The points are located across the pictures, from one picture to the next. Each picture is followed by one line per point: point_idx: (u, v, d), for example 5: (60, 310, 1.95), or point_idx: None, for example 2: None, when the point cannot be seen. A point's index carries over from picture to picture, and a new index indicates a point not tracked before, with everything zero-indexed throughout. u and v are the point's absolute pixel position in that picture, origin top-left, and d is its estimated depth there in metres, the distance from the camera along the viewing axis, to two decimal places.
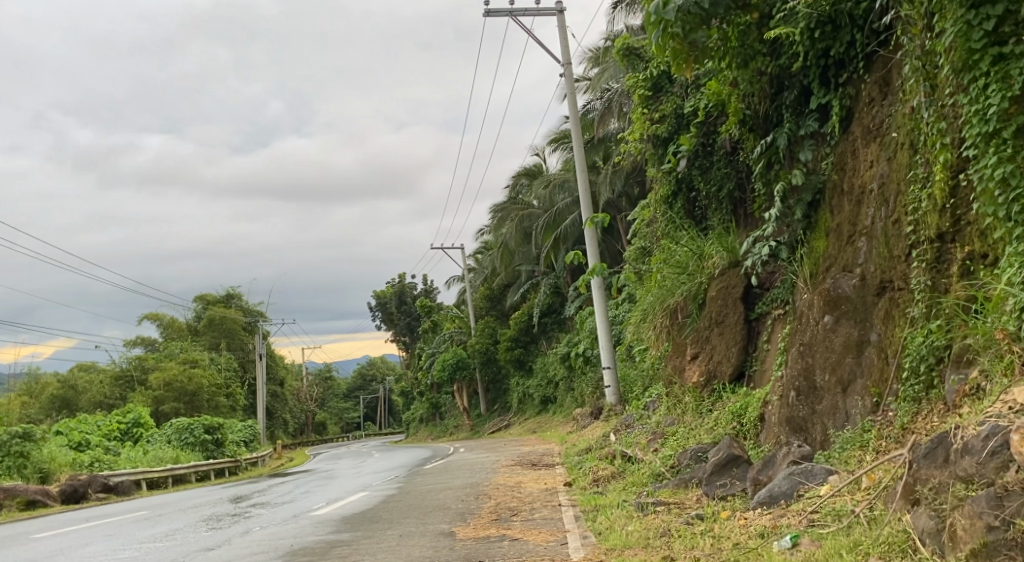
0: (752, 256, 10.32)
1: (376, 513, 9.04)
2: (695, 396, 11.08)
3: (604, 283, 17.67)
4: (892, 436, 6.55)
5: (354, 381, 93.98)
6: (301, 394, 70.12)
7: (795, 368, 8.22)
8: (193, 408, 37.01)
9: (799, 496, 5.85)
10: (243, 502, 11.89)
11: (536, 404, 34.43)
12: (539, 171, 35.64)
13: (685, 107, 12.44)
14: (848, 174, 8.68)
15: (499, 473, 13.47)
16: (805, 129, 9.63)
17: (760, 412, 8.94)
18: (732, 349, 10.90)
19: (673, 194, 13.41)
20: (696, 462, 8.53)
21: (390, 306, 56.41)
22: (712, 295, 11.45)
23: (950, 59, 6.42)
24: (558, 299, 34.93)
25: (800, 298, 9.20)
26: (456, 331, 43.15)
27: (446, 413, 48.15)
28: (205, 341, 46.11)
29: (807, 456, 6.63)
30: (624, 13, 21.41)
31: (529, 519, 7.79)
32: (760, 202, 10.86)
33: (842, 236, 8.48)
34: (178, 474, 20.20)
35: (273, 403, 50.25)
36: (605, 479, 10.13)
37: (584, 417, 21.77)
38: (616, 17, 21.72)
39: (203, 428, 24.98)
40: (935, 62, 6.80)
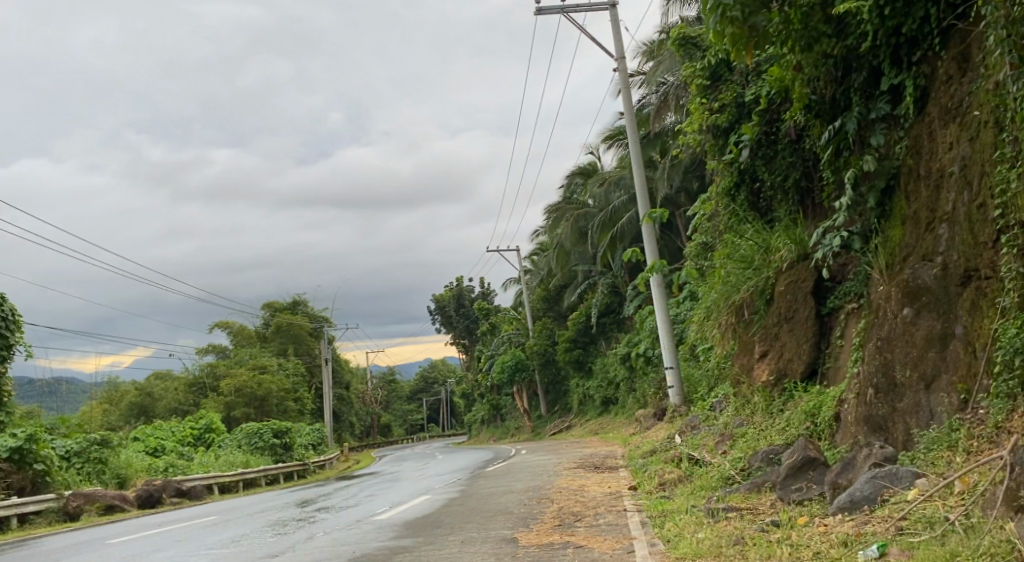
0: (822, 247, 9.85)
1: (438, 517, 8.91)
2: (764, 396, 10.65)
3: (664, 280, 17.27)
4: (984, 435, 6.12)
5: (417, 383, 94.88)
6: (365, 398, 71.10)
7: (873, 364, 7.73)
8: (263, 413, 37.94)
9: (883, 501, 5.47)
10: (310, 507, 11.93)
11: (596, 405, 34.08)
12: (594, 169, 35.20)
13: (746, 95, 12.02)
14: (925, 158, 8.16)
15: (562, 475, 13.23)
16: (876, 112, 9.16)
17: (835, 411, 8.50)
18: (803, 345, 10.47)
19: (734, 185, 12.92)
20: (769, 464, 8.14)
21: (449, 310, 56.65)
22: (780, 290, 10.98)
23: None
24: (617, 299, 34.49)
25: (875, 290, 8.70)
26: (515, 333, 43.08)
27: (507, 415, 48.16)
28: (273, 347, 47.08)
29: (890, 457, 6.19)
30: (679, 5, 21.00)
31: (593, 524, 7.53)
32: (829, 190, 10.41)
33: (920, 223, 7.99)
34: (249, 478, 20.55)
35: (339, 406, 50.99)
36: (671, 482, 9.79)
37: (647, 418, 21.37)
38: (670, 9, 21.32)
39: (272, 433, 25.40)
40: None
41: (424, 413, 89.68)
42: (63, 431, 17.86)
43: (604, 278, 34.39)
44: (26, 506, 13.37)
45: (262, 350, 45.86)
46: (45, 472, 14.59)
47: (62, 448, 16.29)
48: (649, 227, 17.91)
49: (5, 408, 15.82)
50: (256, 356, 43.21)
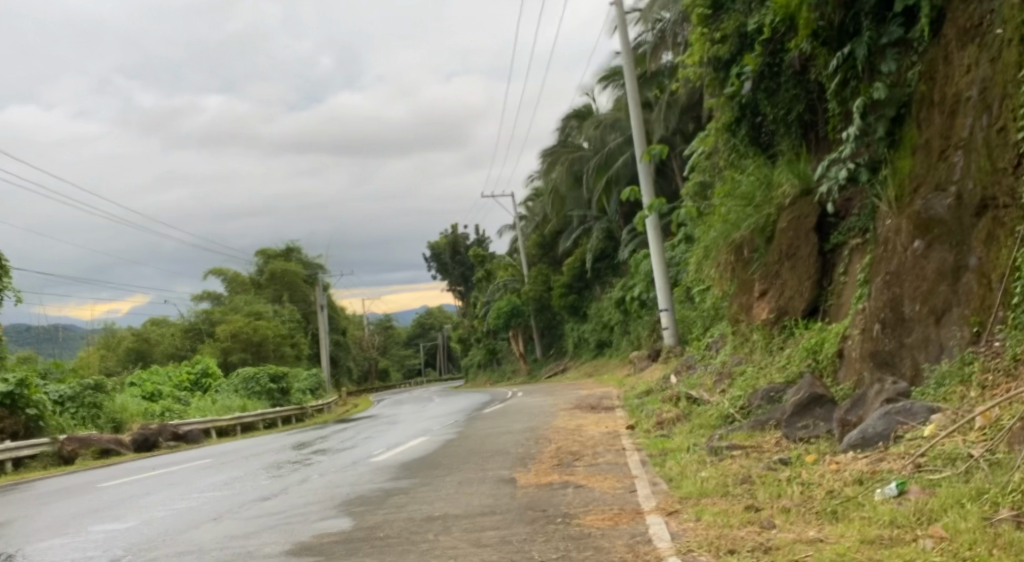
0: (828, 181, 9.45)
1: (434, 458, 8.72)
2: (764, 334, 10.42)
3: (660, 222, 16.88)
4: (1000, 369, 5.85)
5: (413, 329, 95.22)
6: (363, 343, 71.33)
7: (881, 299, 7.47)
8: (259, 358, 37.82)
9: (898, 437, 5.23)
10: (304, 449, 11.77)
11: (591, 348, 34.08)
12: (590, 111, 34.42)
13: (749, 25, 11.43)
14: (939, 83, 7.74)
15: (559, 416, 13.10)
16: (888, 37, 8.67)
17: (838, 347, 8.23)
18: (806, 283, 10.17)
19: (736, 120, 12.52)
20: (770, 403, 7.94)
21: (443, 257, 56.37)
22: (782, 227, 10.62)
23: None
24: (612, 243, 34.15)
25: (882, 224, 8.37)
26: (509, 279, 42.87)
27: (502, 360, 48.30)
28: (268, 294, 46.75)
29: (903, 393, 5.91)
30: None
31: (593, 464, 7.33)
32: (835, 121, 10.01)
33: (932, 152, 7.61)
34: (246, 422, 20.50)
35: (336, 352, 50.99)
36: (670, 422, 9.61)
37: (641, 360, 21.26)
38: None
39: (268, 378, 25.25)
40: None
41: (420, 359, 90.12)
42: (58, 376, 17.65)
43: (599, 222, 33.99)
44: (20, 450, 13.21)
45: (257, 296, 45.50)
46: (39, 417, 14.40)
47: (54, 393, 16.22)
48: (646, 168, 17.42)
49: None
50: (251, 302, 42.82)
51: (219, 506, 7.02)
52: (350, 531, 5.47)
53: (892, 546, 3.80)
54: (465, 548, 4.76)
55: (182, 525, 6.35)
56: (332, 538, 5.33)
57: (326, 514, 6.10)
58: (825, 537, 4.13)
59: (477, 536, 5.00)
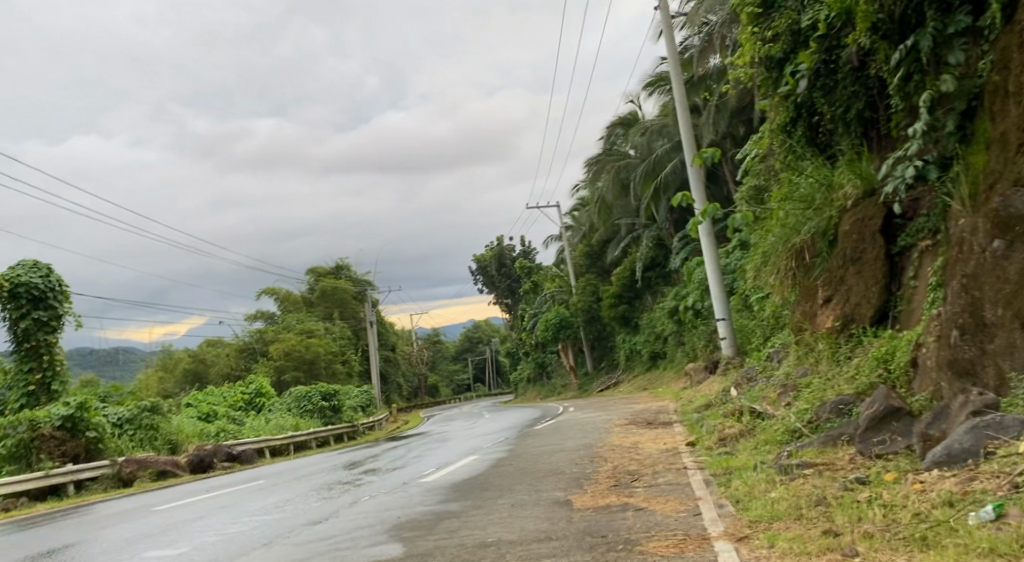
0: (893, 180, 8.94)
1: (486, 478, 8.48)
2: (830, 343, 9.98)
3: (713, 228, 16.42)
4: None
5: (462, 343, 95.42)
6: (412, 358, 71.70)
7: (957, 304, 6.92)
8: (311, 376, 38.13)
9: (988, 454, 4.80)
10: (356, 469, 11.65)
11: (644, 360, 33.48)
12: (636, 119, 34.03)
13: (802, 22, 11.02)
14: (1015, 72, 7.21)
15: (614, 432, 12.75)
16: (955, 27, 8.17)
17: (912, 356, 7.74)
18: (873, 288, 9.68)
19: (790, 121, 12.04)
20: (839, 416, 7.53)
21: (490, 270, 56.35)
22: (844, 230, 10.10)
23: None
24: (663, 252, 33.61)
25: (955, 224, 7.84)
26: (558, 291, 42.54)
27: (553, 373, 47.88)
28: (320, 312, 47.35)
29: (990, 405, 5.46)
30: None
31: (653, 484, 6.99)
32: (898, 118, 9.52)
33: (1008, 146, 7.06)
34: (299, 440, 20.56)
35: (387, 368, 51.25)
36: (732, 438, 9.19)
37: (697, 372, 20.72)
38: None
39: (320, 396, 25.38)
40: None
41: (470, 372, 90.16)
42: (117, 398, 17.94)
43: (649, 231, 33.51)
44: (81, 473, 13.40)
45: (309, 315, 46.04)
46: (98, 440, 14.61)
47: (114, 415, 16.44)
48: (696, 173, 16.97)
49: (59, 377, 15.66)
50: (303, 321, 43.32)
51: (270, 531, 6.90)
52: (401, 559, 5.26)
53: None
54: None
55: (232, 551, 6.22)
56: None
57: (376, 540, 5.91)
58: None
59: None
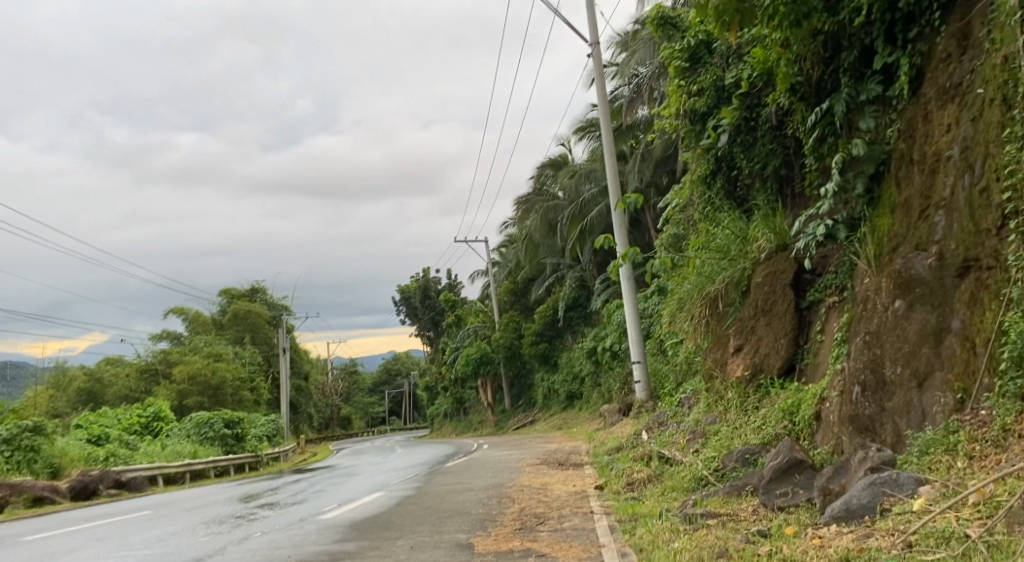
0: (805, 237, 9.21)
1: (387, 517, 8.18)
2: (739, 392, 10.12)
3: (634, 271, 16.60)
4: (988, 439, 5.55)
5: (379, 375, 93.82)
6: (325, 388, 70.00)
7: (860, 360, 7.12)
8: (216, 402, 36.61)
9: (884, 511, 4.88)
10: (252, 502, 11.11)
11: (561, 400, 33.54)
12: (566, 161, 34.53)
13: (726, 79, 11.42)
14: (919, 141, 7.53)
15: (525, 472, 12.59)
16: (867, 94, 8.51)
17: (815, 409, 7.90)
18: (781, 340, 9.91)
19: (711, 173, 12.41)
20: (745, 465, 7.61)
21: (414, 301, 55.83)
22: (757, 282, 10.39)
23: None
24: (585, 293, 33.95)
25: (861, 282, 8.11)
26: (480, 326, 42.37)
27: (470, 409, 47.46)
28: (229, 335, 45.77)
29: (887, 461, 5.57)
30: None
31: (557, 529, 6.87)
32: (812, 178, 9.85)
33: (912, 211, 7.34)
34: (196, 469, 19.58)
35: (299, 397, 49.78)
36: (640, 483, 9.19)
37: (612, 414, 20.84)
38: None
39: (222, 423, 24.35)
40: None
41: (386, 405, 88.50)
42: None
43: (572, 272, 33.85)
44: None
45: (217, 337, 44.34)
46: None
47: None
48: (620, 216, 17.16)
49: None
50: (211, 344, 41.72)
51: None
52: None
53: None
54: None
55: None
56: None
57: None
58: None
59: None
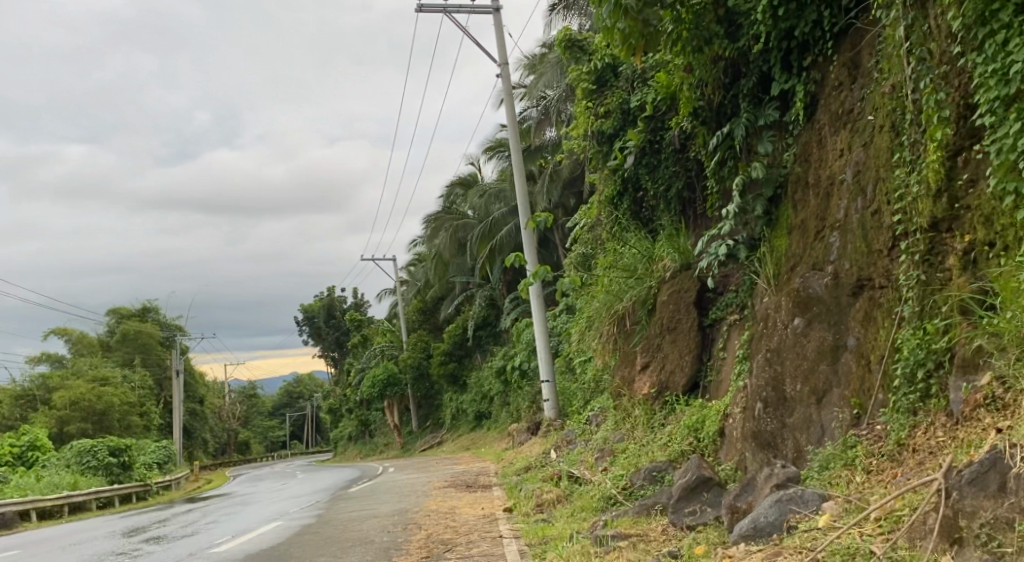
0: (707, 257, 9.38)
1: (286, 549, 7.74)
2: (645, 409, 10.19)
3: (543, 290, 16.60)
4: (884, 453, 5.69)
5: (280, 398, 91.02)
6: (222, 412, 67.20)
7: (762, 377, 7.25)
8: (101, 429, 34.47)
9: (790, 528, 4.90)
10: (138, 536, 10.39)
11: (469, 420, 33.26)
12: (475, 181, 34.57)
13: (631, 102, 11.61)
14: (814, 165, 7.77)
15: (432, 496, 12.32)
16: (764, 119, 8.74)
17: (719, 426, 8.00)
18: (686, 357, 10.04)
19: (618, 193, 12.58)
20: (653, 483, 7.61)
21: (318, 321, 54.46)
22: (663, 300, 10.54)
23: (962, 14, 5.39)
24: (494, 312, 33.91)
25: (761, 300, 8.31)
26: (386, 346, 41.63)
27: (376, 430, 46.49)
28: (117, 357, 43.30)
29: (792, 477, 5.64)
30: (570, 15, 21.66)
31: (467, 555, 6.64)
32: (713, 200, 10.07)
33: (808, 232, 7.55)
34: (76, 501, 18.30)
35: (193, 422, 47.51)
36: (550, 503, 9.07)
37: (520, 433, 20.76)
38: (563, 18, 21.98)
39: (107, 451, 22.85)
40: (937, 24, 5.82)
41: (286, 428, 85.82)
42: None
43: (481, 291, 33.80)
44: None
45: (103, 359, 41.89)
46: None
47: None
48: (529, 234, 17.14)
49: None
50: (96, 367, 39.33)
51: None
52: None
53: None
54: None
55: None
56: None
57: None
58: None
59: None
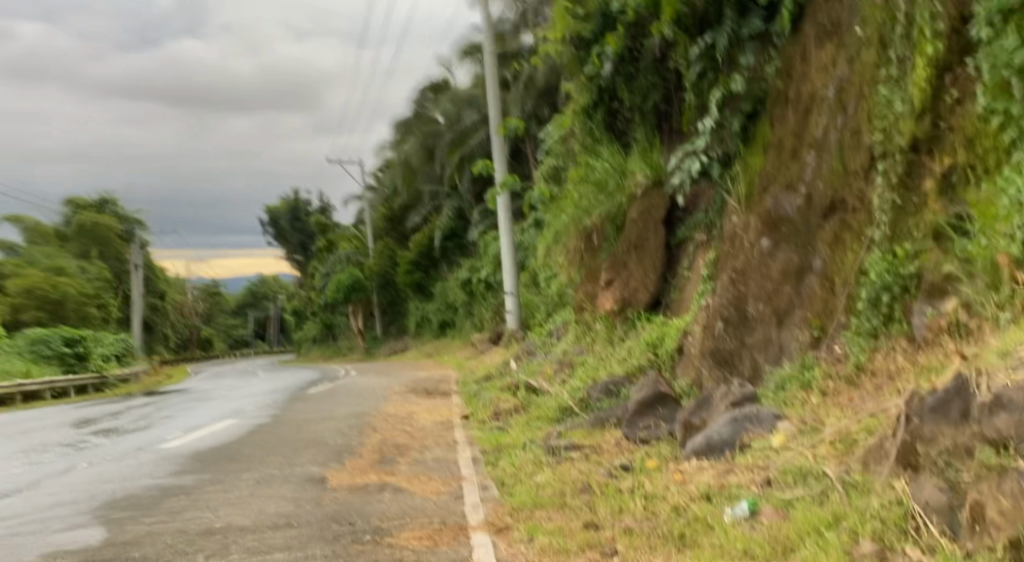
0: (680, 173, 9.13)
1: (235, 448, 7.62)
2: (607, 326, 10.17)
3: (511, 201, 16.29)
4: (840, 375, 5.63)
5: (242, 297, 90.61)
6: (185, 308, 66.59)
7: (725, 296, 7.11)
8: (58, 321, 33.61)
9: (743, 446, 4.84)
10: (87, 428, 10.16)
11: (433, 328, 33.37)
12: (447, 85, 33.52)
13: (612, 4, 10.82)
14: (796, 81, 7.45)
15: (390, 401, 12.30)
16: (749, 29, 8.32)
17: (678, 343, 7.94)
18: (649, 276, 9.96)
19: (592, 104, 12.11)
20: (609, 396, 7.58)
21: (282, 222, 53.55)
22: (632, 217, 10.39)
23: None
24: (462, 222, 33.53)
25: (730, 220, 8.15)
26: (352, 252, 41.15)
27: (339, 334, 46.56)
28: (74, 248, 42.26)
29: (749, 397, 5.59)
30: None
31: (419, 461, 6.56)
32: (690, 113, 9.76)
33: (784, 150, 7.31)
34: (27, 389, 18.08)
35: (152, 316, 47.01)
36: (507, 412, 9.05)
37: (483, 343, 20.82)
38: None
39: (61, 340, 22.45)
40: None
41: (249, 328, 85.84)
42: None
43: (450, 199, 33.30)
44: None
45: (58, 249, 40.80)
46: None
47: None
48: (500, 142, 16.64)
49: None
50: (52, 256, 38.31)
51: None
52: (95, 549, 4.25)
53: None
54: None
55: None
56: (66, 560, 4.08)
57: (74, 522, 4.87)
58: None
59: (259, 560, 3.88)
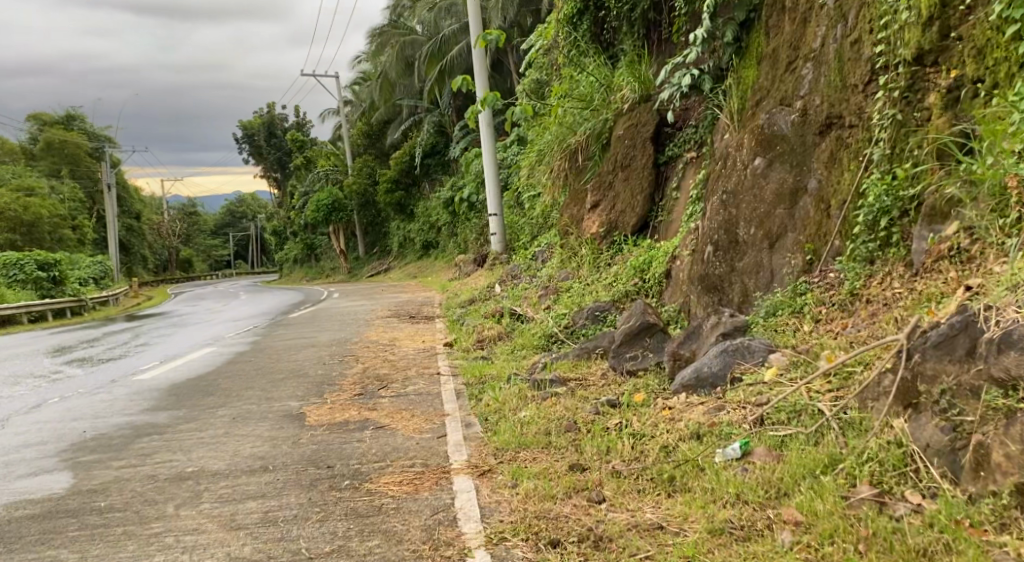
0: (669, 88, 8.72)
1: (212, 381, 7.44)
2: (592, 249, 9.81)
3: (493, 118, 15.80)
4: (833, 302, 5.44)
5: (223, 217, 89.39)
6: (162, 229, 65.58)
7: (715, 220, 6.82)
8: (32, 240, 32.95)
9: (735, 379, 4.69)
10: (61, 357, 9.94)
11: (416, 248, 32.99)
12: None
13: None
14: None
15: (372, 325, 12.14)
16: None
17: (666, 267, 7.72)
18: (638, 196, 9.60)
19: (578, 13, 11.66)
20: (595, 323, 7.42)
21: (258, 139, 52.29)
22: (619, 135, 9.99)
23: None
24: (443, 140, 32.77)
25: (721, 137, 7.81)
26: (331, 170, 40.27)
27: (322, 255, 46.10)
28: (44, 166, 41.07)
29: (738, 328, 5.44)
30: None
31: (401, 394, 6.41)
32: (679, 23, 9.27)
33: (778, 63, 6.93)
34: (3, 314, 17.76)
35: (130, 238, 46.25)
36: (491, 340, 8.92)
37: (467, 265, 20.58)
38: None
39: (35, 264, 21.90)
40: None
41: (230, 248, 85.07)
42: None
43: (430, 116, 32.43)
44: None
45: (28, 169, 39.63)
46: None
47: None
48: (479, 55, 15.97)
49: None
50: (22, 177, 37.21)
51: None
52: (59, 499, 4.08)
53: (746, 539, 3.05)
54: (213, 533, 3.52)
55: None
56: (27, 513, 3.92)
57: (41, 467, 4.70)
58: (666, 522, 3.29)
59: (231, 511, 3.74)
